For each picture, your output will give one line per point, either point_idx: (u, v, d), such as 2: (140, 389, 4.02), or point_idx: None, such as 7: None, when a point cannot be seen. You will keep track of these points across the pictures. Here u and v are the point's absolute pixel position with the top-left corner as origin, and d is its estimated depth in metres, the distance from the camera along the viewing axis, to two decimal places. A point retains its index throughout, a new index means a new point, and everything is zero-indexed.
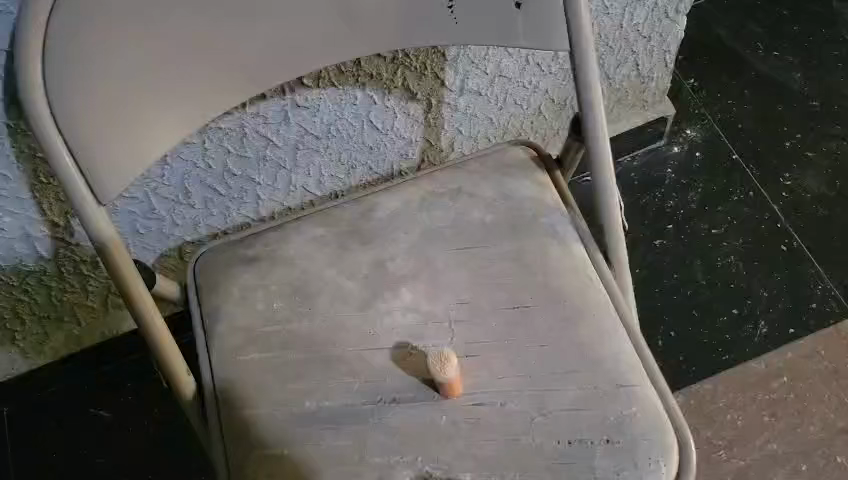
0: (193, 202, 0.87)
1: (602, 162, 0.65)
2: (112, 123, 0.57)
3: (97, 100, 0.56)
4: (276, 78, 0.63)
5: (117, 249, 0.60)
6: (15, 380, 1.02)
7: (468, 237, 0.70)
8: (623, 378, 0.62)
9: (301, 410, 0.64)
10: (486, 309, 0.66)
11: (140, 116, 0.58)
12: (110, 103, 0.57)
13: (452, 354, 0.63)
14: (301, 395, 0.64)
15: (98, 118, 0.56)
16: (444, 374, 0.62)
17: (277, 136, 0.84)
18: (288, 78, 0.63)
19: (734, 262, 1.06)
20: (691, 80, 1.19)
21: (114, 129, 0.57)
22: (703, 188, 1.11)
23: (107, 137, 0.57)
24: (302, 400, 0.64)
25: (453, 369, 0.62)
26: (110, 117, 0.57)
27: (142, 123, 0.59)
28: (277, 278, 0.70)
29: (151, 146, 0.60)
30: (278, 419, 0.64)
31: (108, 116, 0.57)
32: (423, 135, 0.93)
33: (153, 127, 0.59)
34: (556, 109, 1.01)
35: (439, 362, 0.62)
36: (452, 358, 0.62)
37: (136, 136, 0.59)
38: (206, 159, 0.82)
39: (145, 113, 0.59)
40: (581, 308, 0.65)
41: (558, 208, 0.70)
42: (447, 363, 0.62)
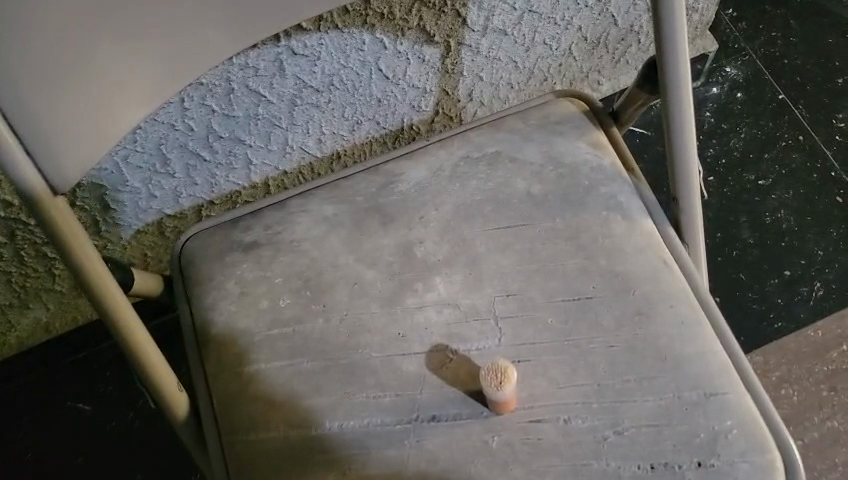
0: (172, 171, 0.74)
1: (683, 119, 0.54)
2: (70, 95, 0.44)
3: (54, 68, 0.43)
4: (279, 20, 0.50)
5: (80, 248, 0.48)
6: None
7: (511, 214, 0.58)
8: (712, 384, 0.51)
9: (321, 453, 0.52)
10: (539, 301, 0.55)
11: (109, 82, 0.46)
12: (69, 71, 0.44)
13: (511, 369, 0.51)
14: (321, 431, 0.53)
15: (56, 90, 0.43)
16: (497, 392, 0.50)
17: (270, 91, 0.70)
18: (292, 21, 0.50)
19: (785, 216, 0.94)
20: (729, 11, 1.05)
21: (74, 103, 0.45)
22: (747, 133, 0.99)
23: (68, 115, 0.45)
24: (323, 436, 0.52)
25: (510, 386, 0.50)
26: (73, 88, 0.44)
27: (107, 90, 0.46)
28: (281, 267, 0.58)
29: (123, 119, 0.47)
30: (294, 452, 0.52)
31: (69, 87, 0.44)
32: (438, 84, 0.80)
33: (121, 94, 0.47)
34: (588, 49, 0.87)
35: (494, 375, 0.50)
36: (511, 372, 0.51)
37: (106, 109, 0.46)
38: (186, 121, 0.69)
39: (112, 81, 0.46)
40: (655, 297, 0.54)
41: (619, 175, 0.58)
42: (505, 377, 0.50)
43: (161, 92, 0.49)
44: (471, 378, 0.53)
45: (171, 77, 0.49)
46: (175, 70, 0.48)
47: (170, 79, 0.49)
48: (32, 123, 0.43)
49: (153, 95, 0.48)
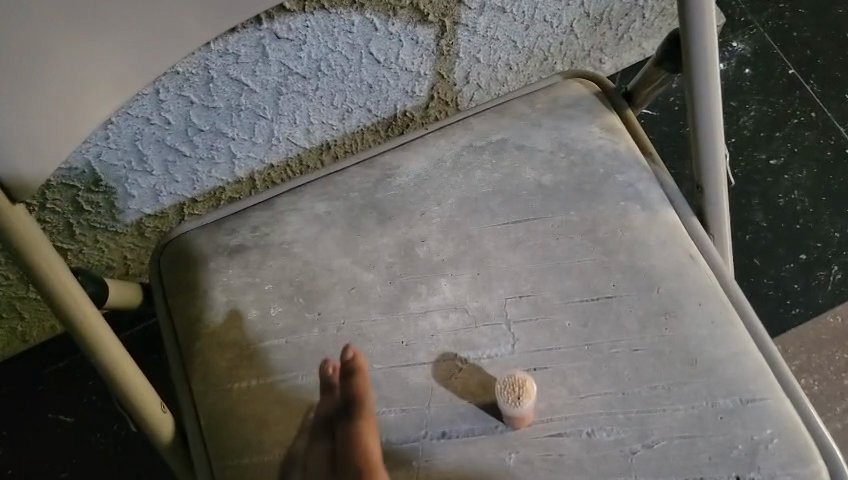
0: (150, 168, 0.69)
1: (709, 97, 0.50)
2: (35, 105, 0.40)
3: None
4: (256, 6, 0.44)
5: (53, 265, 0.43)
6: None
7: (521, 207, 0.53)
8: (748, 390, 0.47)
9: (366, 433, 0.42)
10: (555, 302, 0.50)
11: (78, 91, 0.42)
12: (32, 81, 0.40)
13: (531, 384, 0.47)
14: (361, 402, 0.43)
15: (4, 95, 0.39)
16: (514, 407, 0.46)
17: (253, 79, 0.65)
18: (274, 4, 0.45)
19: (800, 197, 0.90)
20: None
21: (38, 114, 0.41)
22: (757, 111, 0.94)
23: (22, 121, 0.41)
24: (357, 407, 0.43)
25: (529, 401, 0.46)
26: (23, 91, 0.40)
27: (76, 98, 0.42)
28: (270, 273, 0.53)
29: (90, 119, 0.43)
30: (328, 429, 0.43)
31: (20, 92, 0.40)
32: (433, 67, 0.75)
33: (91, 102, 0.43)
34: (589, 26, 0.82)
35: (512, 388, 0.46)
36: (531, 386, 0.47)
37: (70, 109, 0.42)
38: (162, 114, 0.63)
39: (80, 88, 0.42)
40: (681, 295, 0.49)
41: (637, 162, 0.54)
42: (524, 392, 0.46)
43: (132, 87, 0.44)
44: (484, 392, 0.48)
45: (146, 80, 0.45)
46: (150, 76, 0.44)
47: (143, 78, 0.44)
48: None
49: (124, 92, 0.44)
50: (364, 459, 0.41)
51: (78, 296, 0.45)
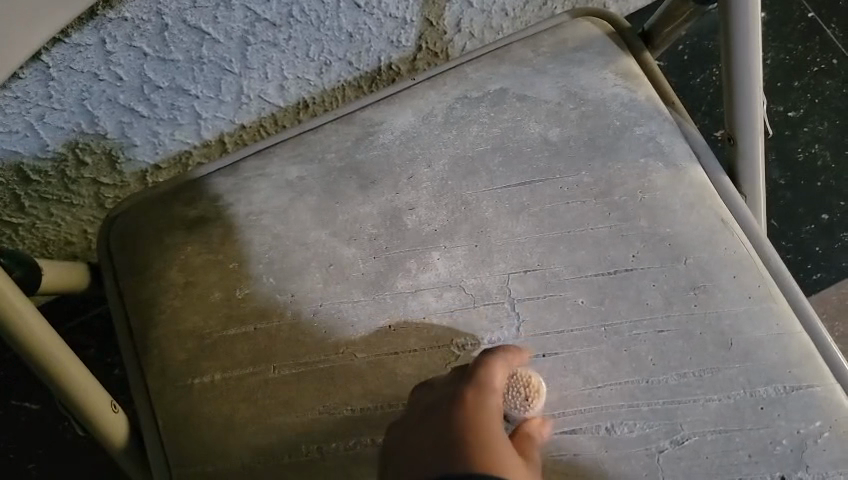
0: (103, 130, 0.61)
1: (749, 19, 0.43)
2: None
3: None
4: None
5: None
6: None
7: (524, 166, 0.45)
8: (792, 376, 0.40)
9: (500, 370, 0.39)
10: (566, 278, 0.43)
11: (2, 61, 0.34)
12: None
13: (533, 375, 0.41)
14: (505, 359, 0.40)
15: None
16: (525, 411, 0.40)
17: (215, 26, 0.56)
18: None
19: (820, 152, 0.83)
20: None
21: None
22: (773, 59, 0.87)
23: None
24: (501, 353, 0.40)
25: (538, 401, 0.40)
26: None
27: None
28: (236, 250, 0.46)
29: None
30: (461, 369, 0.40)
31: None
32: (420, 13, 0.67)
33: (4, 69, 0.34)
34: None
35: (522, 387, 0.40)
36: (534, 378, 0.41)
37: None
38: (111, 68, 0.55)
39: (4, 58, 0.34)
40: (711, 266, 0.43)
41: (657, 111, 0.46)
42: (532, 393, 0.40)
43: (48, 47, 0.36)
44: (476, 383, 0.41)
45: None
46: None
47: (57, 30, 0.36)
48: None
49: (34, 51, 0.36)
50: (489, 389, 0.38)
51: (24, 306, 0.38)
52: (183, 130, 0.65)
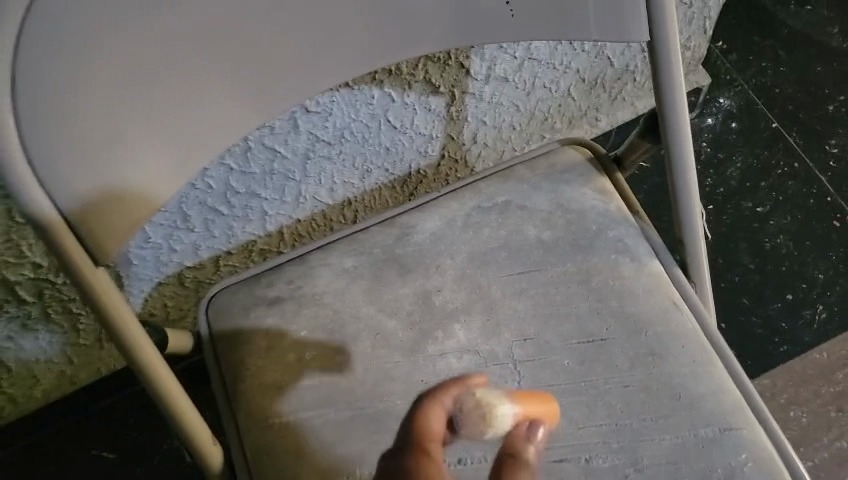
0: (192, 226, 0.76)
1: (683, 158, 0.56)
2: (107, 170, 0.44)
3: (58, 115, 0.41)
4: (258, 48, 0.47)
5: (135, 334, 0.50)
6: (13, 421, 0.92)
7: (525, 260, 0.60)
8: (726, 420, 0.54)
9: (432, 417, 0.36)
10: (556, 345, 0.57)
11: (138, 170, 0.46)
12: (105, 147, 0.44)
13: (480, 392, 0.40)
14: (430, 403, 0.37)
15: (72, 153, 0.42)
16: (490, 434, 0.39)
17: (285, 147, 0.73)
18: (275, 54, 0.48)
19: (784, 242, 0.98)
20: (720, 44, 1.09)
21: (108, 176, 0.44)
22: (743, 162, 1.03)
23: (89, 178, 0.43)
24: (425, 403, 0.36)
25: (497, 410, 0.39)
26: (88, 142, 0.43)
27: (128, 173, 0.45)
28: (305, 322, 0.60)
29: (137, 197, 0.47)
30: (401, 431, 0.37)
31: (74, 143, 0.42)
32: (443, 130, 0.82)
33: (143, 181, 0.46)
34: (586, 89, 0.89)
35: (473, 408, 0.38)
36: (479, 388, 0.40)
37: (129, 171, 0.45)
38: (205, 180, 0.71)
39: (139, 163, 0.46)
40: (665, 337, 0.57)
41: (624, 219, 0.61)
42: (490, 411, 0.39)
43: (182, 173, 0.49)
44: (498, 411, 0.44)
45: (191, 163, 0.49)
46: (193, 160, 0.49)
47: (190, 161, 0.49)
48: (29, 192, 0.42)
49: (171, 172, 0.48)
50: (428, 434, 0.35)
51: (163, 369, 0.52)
52: (252, 224, 0.81)
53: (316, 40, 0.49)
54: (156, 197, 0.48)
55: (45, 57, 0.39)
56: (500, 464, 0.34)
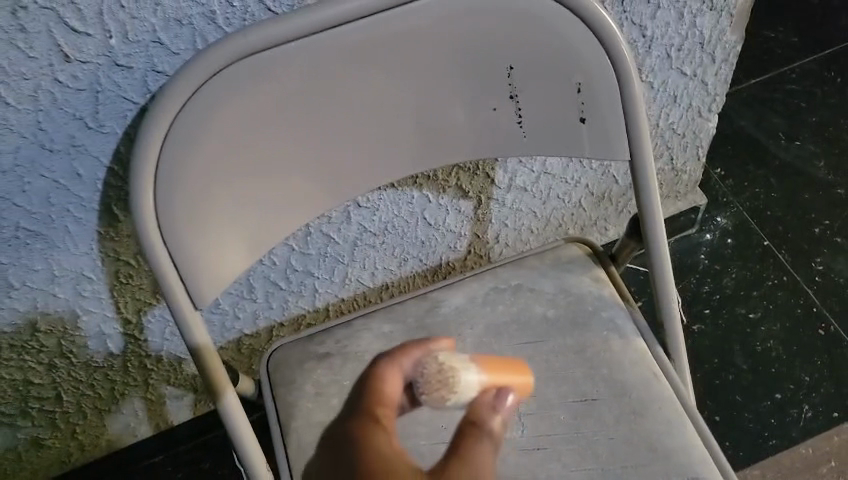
0: (255, 297, 0.91)
1: (659, 255, 0.69)
2: (197, 207, 0.58)
3: (185, 187, 0.57)
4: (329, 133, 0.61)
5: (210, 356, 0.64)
6: (78, 467, 1.04)
7: (532, 332, 0.73)
8: (694, 471, 0.64)
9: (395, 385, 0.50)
10: (554, 402, 0.69)
11: (220, 212, 0.60)
12: (198, 191, 0.58)
13: (451, 358, 0.54)
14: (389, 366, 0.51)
15: (186, 212, 0.58)
16: (455, 398, 0.52)
17: (338, 234, 0.87)
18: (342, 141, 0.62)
19: (773, 346, 1.09)
20: (718, 170, 1.24)
21: (197, 212, 0.59)
22: (737, 274, 1.16)
23: (181, 210, 0.58)
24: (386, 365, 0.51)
25: (463, 375, 0.52)
26: (202, 207, 0.59)
27: (212, 212, 0.60)
28: (349, 374, 0.73)
29: (218, 233, 0.60)
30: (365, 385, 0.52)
31: (175, 182, 0.57)
32: (470, 229, 0.97)
33: (223, 222, 0.60)
34: (595, 201, 1.04)
35: (437, 375, 0.52)
36: (450, 357, 0.54)
37: (212, 211, 0.60)
38: (271, 257, 0.86)
39: (222, 208, 0.60)
40: (645, 400, 0.68)
41: (616, 303, 0.74)
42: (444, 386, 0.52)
43: (258, 222, 0.63)
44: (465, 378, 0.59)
45: (264, 215, 0.63)
46: (267, 212, 0.63)
47: (264, 214, 0.63)
48: (153, 234, 0.58)
49: (248, 220, 0.62)
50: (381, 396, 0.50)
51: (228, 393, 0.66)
52: (304, 299, 0.95)
53: (376, 132, 0.63)
54: (243, 253, 0.63)
55: (182, 143, 0.56)
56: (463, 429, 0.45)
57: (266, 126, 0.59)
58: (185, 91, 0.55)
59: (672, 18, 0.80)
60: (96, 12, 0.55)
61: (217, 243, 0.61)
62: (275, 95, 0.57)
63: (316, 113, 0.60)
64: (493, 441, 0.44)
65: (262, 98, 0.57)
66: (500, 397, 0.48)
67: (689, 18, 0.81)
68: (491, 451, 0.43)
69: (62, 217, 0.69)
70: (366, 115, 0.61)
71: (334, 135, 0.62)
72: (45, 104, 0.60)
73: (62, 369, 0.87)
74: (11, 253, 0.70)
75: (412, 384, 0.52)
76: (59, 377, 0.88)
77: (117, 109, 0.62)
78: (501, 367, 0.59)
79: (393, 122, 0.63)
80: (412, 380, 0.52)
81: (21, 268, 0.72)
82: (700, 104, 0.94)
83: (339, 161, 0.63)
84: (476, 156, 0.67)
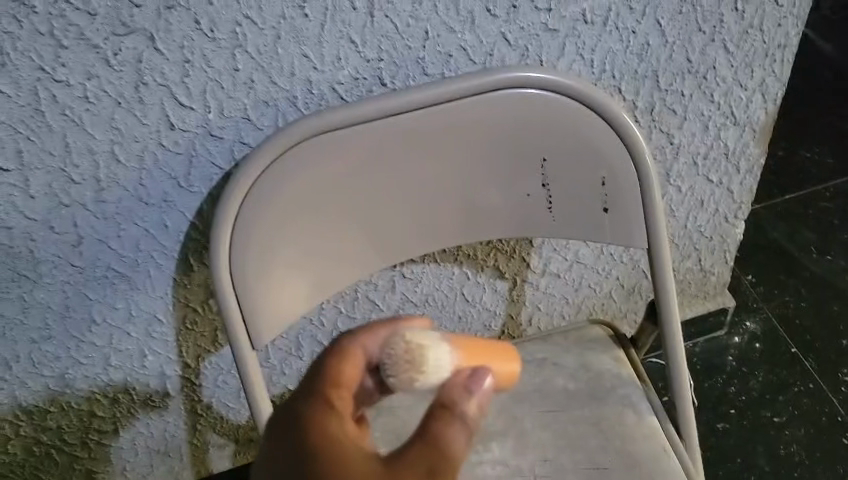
0: (302, 354, 0.99)
1: (675, 341, 0.78)
2: (266, 260, 0.68)
3: (258, 239, 0.67)
4: (382, 202, 0.70)
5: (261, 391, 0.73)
6: None
7: (552, 402, 0.79)
8: None
9: (355, 362, 0.46)
10: (568, 467, 0.74)
11: (286, 265, 0.69)
12: (269, 246, 0.68)
13: (421, 337, 0.48)
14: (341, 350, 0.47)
15: (256, 261, 0.68)
16: (424, 380, 0.46)
17: (383, 302, 0.96)
18: (394, 208, 0.71)
19: (797, 450, 1.11)
20: (749, 276, 1.29)
21: (265, 264, 0.68)
22: (764, 377, 1.19)
23: (252, 261, 0.67)
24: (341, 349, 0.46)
25: (433, 355, 0.46)
26: (271, 258, 0.68)
27: (279, 265, 0.69)
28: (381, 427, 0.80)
29: (281, 284, 0.70)
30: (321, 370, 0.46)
31: (250, 238, 0.67)
32: (505, 309, 1.04)
33: (287, 274, 0.70)
34: (625, 294, 1.10)
35: (406, 355, 0.46)
36: (419, 335, 0.48)
37: (279, 265, 0.69)
38: (321, 317, 0.94)
39: (287, 262, 0.69)
40: (654, 472, 0.73)
41: (633, 382, 0.80)
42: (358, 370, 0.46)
43: (316, 277, 0.71)
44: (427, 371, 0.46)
45: (323, 271, 0.71)
46: (325, 269, 0.72)
47: (323, 270, 0.71)
48: (226, 279, 0.67)
49: (308, 274, 0.71)
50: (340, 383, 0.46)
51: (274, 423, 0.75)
52: None
53: (423, 204, 0.72)
54: (300, 303, 0.72)
55: (259, 202, 0.66)
56: (429, 419, 0.41)
57: (333, 194, 0.68)
58: (268, 158, 0.65)
59: (698, 129, 0.89)
60: (200, 91, 0.67)
61: (279, 292, 0.70)
62: (342, 169, 0.67)
63: (373, 184, 0.69)
64: (466, 427, 0.41)
65: (331, 169, 0.67)
66: (476, 378, 0.44)
67: (713, 130, 0.89)
68: (456, 437, 0.40)
69: (146, 263, 0.79)
70: (417, 190, 0.71)
71: (389, 206, 0.71)
72: (148, 164, 0.70)
73: (123, 405, 0.95)
74: (99, 291, 0.80)
75: (377, 366, 0.47)
76: (120, 412, 0.96)
77: (206, 173, 0.73)
78: (482, 351, 0.51)
79: (441, 199, 0.72)
80: (378, 362, 0.47)
81: (104, 305, 0.82)
82: (726, 210, 1.01)
83: (391, 230, 0.72)
84: (509, 236, 0.76)
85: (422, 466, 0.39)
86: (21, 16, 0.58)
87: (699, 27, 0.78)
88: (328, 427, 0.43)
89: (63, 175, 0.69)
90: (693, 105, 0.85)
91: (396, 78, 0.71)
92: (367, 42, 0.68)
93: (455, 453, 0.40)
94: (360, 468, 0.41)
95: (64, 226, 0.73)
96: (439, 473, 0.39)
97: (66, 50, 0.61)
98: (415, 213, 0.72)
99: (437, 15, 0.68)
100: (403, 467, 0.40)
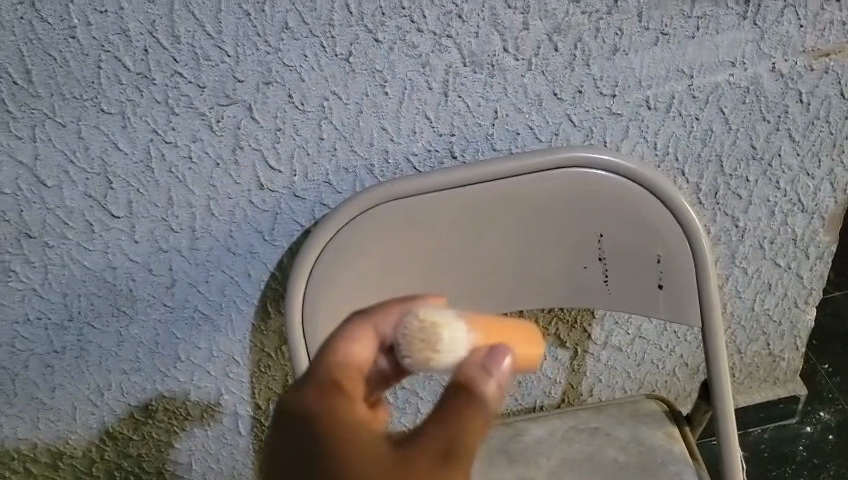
0: None
1: (727, 423, 0.78)
2: (335, 310, 0.73)
3: (328, 290, 0.73)
4: (446, 264, 0.75)
5: None
6: None
7: (602, 471, 0.80)
8: None
9: (366, 343, 0.44)
10: None
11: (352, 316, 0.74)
12: (338, 297, 0.73)
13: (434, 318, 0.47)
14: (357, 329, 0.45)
15: (326, 310, 0.73)
16: (440, 360, 0.46)
17: None
18: (457, 271, 0.76)
19: None
20: (826, 365, 1.26)
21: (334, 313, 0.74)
22: (836, 470, 1.15)
23: (322, 310, 0.73)
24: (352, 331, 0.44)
25: (448, 333, 0.47)
26: (339, 307, 0.74)
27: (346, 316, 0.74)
28: None
29: None
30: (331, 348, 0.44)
31: (322, 289, 0.73)
32: (565, 378, 1.06)
33: None
34: (689, 373, 1.10)
35: (420, 335, 0.46)
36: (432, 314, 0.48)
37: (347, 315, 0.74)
38: None
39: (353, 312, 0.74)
40: None
41: (684, 460, 0.80)
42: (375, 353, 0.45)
43: None
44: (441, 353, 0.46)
45: None
46: None
47: None
48: (297, 325, 0.74)
49: None
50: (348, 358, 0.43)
51: None
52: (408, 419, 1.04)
53: (485, 269, 0.76)
54: None
55: (333, 257, 0.72)
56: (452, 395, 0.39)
57: (401, 253, 0.74)
58: (344, 218, 0.71)
59: (764, 214, 0.90)
60: (288, 156, 0.74)
61: None
62: (410, 231, 0.73)
63: (439, 247, 0.74)
64: (488, 403, 0.39)
65: (400, 230, 0.72)
66: (494, 357, 0.43)
67: (780, 215, 0.91)
68: (479, 414, 0.39)
69: (229, 307, 0.86)
70: (479, 255, 0.75)
71: (453, 268, 0.76)
72: (238, 218, 0.78)
73: (197, 438, 1.02)
74: (185, 331, 0.88)
75: (392, 346, 0.46)
76: (194, 445, 1.03)
77: (287, 230, 0.80)
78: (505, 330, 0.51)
79: (502, 264, 0.76)
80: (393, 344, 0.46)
81: (189, 344, 0.89)
82: (795, 294, 1.01)
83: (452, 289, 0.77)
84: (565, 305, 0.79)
85: (438, 445, 0.37)
86: (143, 86, 0.67)
87: (763, 116, 0.80)
88: (335, 401, 0.40)
89: (164, 224, 0.77)
90: (759, 190, 0.87)
91: (466, 151, 0.77)
92: (440, 118, 0.74)
93: (475, 431, 0.38)
94: (371, 447, 0.38)
95: (161, 269, 0.81)
96: (456, 453, 0.37)
97: (177, 116, 0.70)
98: (476, 276, 0.77)
99: (507, 96, 0.73)
100: (421, 445, 0.37)
